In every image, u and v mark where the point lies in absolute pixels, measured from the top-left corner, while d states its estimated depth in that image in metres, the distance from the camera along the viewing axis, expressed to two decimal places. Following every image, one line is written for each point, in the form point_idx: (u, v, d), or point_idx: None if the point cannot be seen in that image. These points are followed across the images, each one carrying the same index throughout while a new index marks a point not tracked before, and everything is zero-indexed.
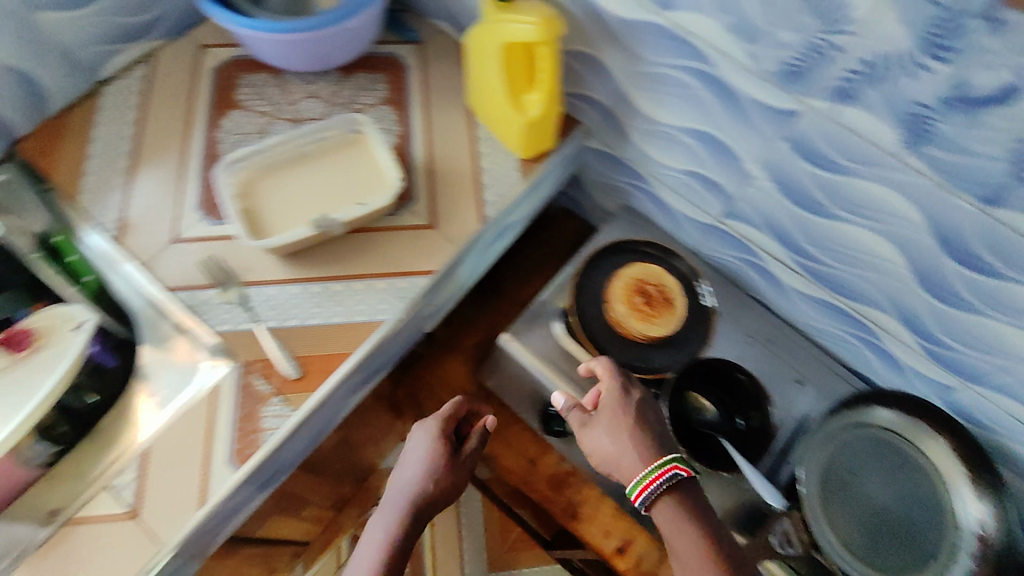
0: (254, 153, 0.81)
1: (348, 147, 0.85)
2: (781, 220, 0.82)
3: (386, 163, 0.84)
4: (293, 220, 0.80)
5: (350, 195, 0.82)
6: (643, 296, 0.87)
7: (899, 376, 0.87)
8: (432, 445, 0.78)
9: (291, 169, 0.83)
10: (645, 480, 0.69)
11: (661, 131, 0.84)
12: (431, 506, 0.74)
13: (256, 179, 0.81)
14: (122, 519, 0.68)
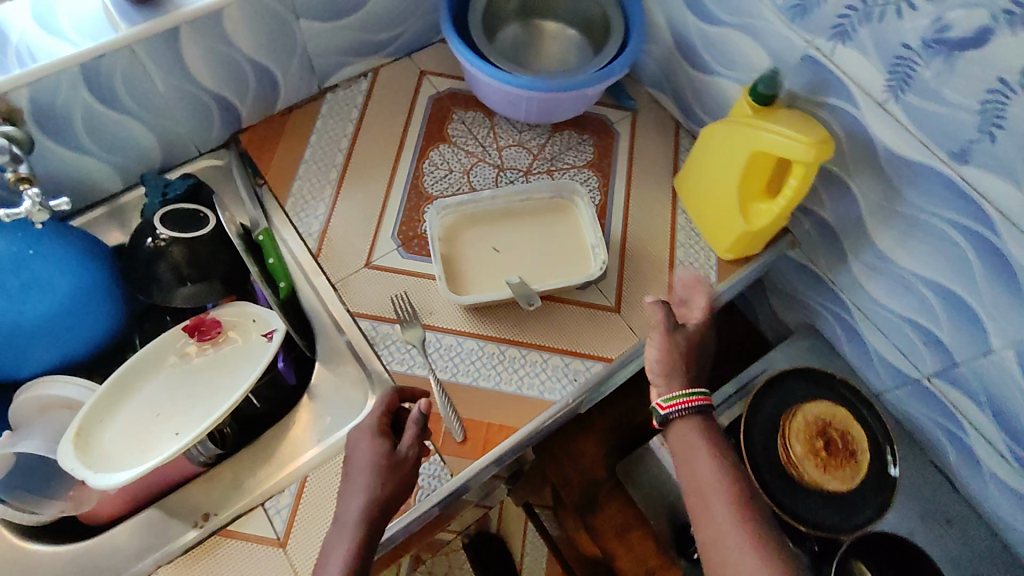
0: (467, 202, 0.84)
1: (557, 215, 0.86)
2: (1013, 407, 0.71)
3: (591, 244, 0.83)
4: (489, 275, 0.80)
5: (547, 268, 0.81)
6: (825, 441, 0.81)
7: None
8: (370, 459, 0.64)
9: (499, 224, 0.84)
10: (678, 396, 0.65)
11: (893, 273, 0.77)
12: (375, 532, 0.62)
13: (464, 226, 0.83)
14: (270, 544, 0.68)
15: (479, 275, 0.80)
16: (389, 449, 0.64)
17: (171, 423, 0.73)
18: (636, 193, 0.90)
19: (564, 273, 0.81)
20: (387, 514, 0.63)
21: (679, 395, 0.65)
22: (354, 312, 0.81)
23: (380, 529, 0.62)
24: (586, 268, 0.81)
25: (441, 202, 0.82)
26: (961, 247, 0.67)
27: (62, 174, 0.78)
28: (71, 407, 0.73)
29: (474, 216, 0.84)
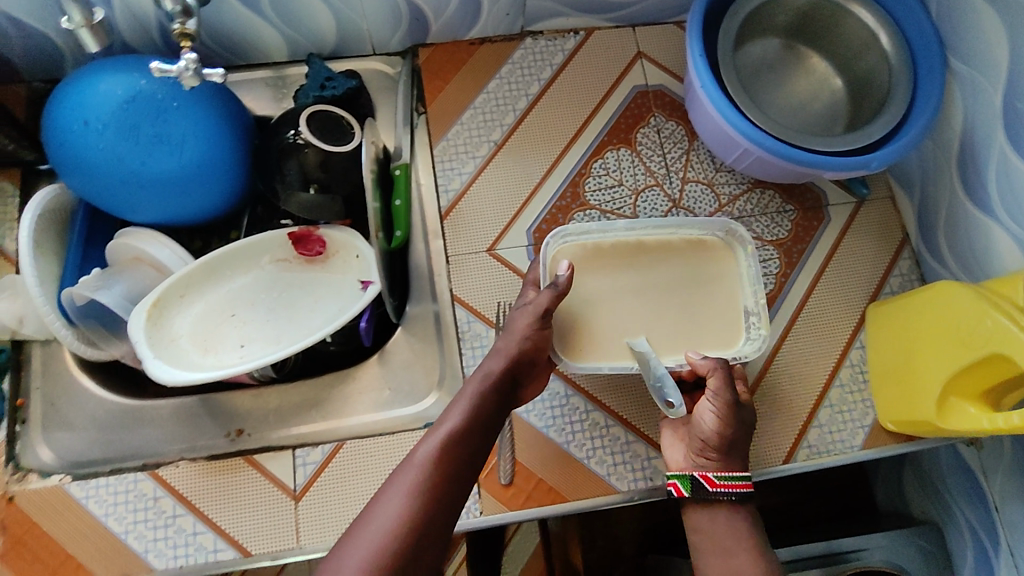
0: (591, 232, 0.71)
1: (706, 253, 0.72)
2: None
3: (747, 310, 0.70)
4: (602, 322, 0.69)
5: (681, 329, 0.69)
6: None
7: None
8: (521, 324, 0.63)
9: (629, 264, 0.71)
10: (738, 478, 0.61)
11: None
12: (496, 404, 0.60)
13: (584, 262, 0.71)
14: (283, 492, 0.65)
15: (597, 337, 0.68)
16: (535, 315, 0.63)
17: (240, 331, 0.70)
18: (816, 299, 0.75)
19: (700, 339, 0.68)
20: (511, 386, 0.62)
21: (725, 476, 0.61)
22: (456, 296, 0.74)
23: (506, 398, 0.61)
24: (730, 344, 0.68)
25: (561, 228, 0.71)
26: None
27: (234, 27, 0.73)
28: (157, 268, 0.71)
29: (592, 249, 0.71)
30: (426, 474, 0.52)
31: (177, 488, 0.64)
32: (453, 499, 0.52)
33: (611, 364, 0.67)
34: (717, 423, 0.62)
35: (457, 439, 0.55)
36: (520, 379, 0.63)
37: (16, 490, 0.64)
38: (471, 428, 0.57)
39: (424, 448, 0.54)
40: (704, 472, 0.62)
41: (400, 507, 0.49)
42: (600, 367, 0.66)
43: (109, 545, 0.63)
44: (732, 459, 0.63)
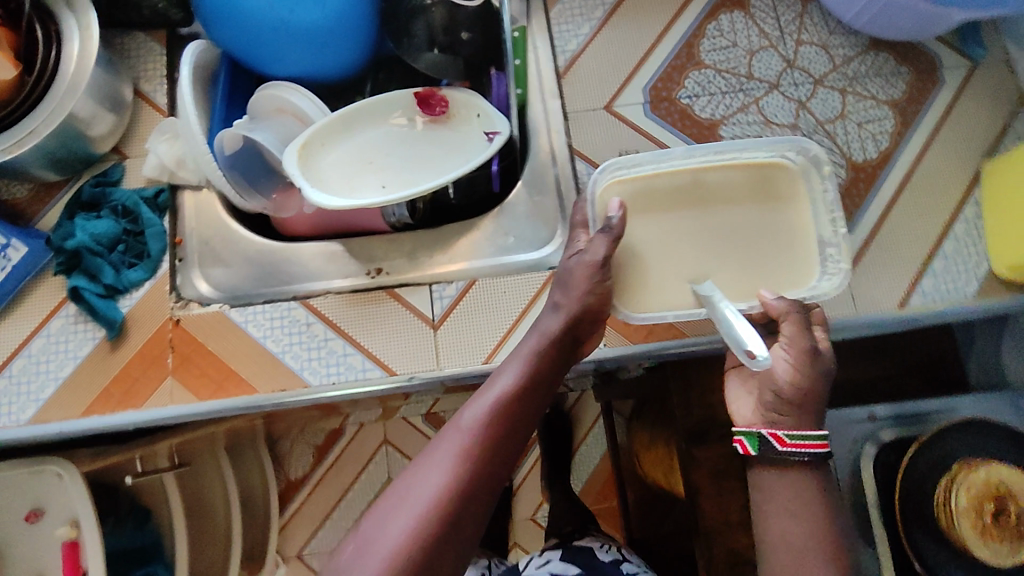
0: (646, 173, 0.67)
1: (779, 184, 0.67)
2: None
3: (824, 241, 0.66)
4: (666, 266, 0.66)
5: (752, 269, 0.66)
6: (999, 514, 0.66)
7: None
8: (580, 282, 0.62)
9: (684, 204, 0.67)
10: (814, 439, 0.54)
11: None
12: (546, 373, 0.59)
13: (637, 202, 0.67)
14: (423, 322, 0.70)
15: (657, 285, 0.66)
16: (594, 267, 0.62)
17: (379, 177, 0.74)
18: (930, 157, 0.76)
19: (765, 274, 0.66)
20: (568, 349, 0.62)
21: (797, 436, 0.54)
22: (574, 150, 0.77)
23: (560, 361, 0.61)
24: (805, 277, 0.65)
25: (613, 164, 0.67)
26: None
27: None
28: (299, 119, 0.76)
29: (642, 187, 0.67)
30: (470, 439, 0.52)
31: (327, 315, 0.69)
32: (501, 463, 0.53)
33: (678, 311, 0.64)
34: (790, 373, 0.56)
35: (503, 406, 0.55)
36: (577, 345, 0.63)
37: (181, 314, 0.69)
38: (519, 394, 0.57)
39: (467, 414, 0.54)
40: (774, 431, 0.55)
41: (443, 469, 0.50)
42: (668, 316, 0.64)
43: (268, 363, 0.68)
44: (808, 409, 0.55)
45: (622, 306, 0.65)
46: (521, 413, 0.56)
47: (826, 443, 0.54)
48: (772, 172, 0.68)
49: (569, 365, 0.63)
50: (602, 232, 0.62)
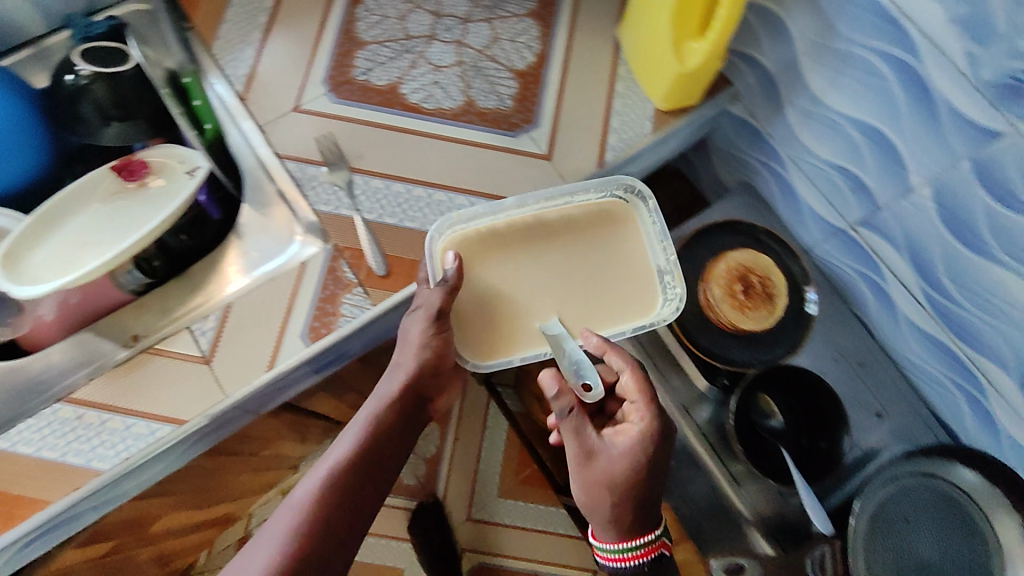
0: (487, 216, 0.78)
1: (605, 223, 0.80)
2: (928, 246, 0.74)
3: (661, 270, 0.79)
4: (511, 309, 0.77)
5: (598, 308, 0.78)
6: (744, 286, 0.83)
7: (989, 439, 0.78)
8: (415, 339, 0.71)
9: (529, 258, 0.79)
10: (623, 554, 0.68)
11: (825, 117, 0.77)
12: (388, 431, 0.68)
13: (471, 252, 0.77)
14: (195, 361, 0.71)
15: (521, 326, 0.77)
16: (430, 314, 0.70)
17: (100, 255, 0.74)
18: (577, 42, 0.88)
19: (606, 317, 0.78)
20: (411, 407, 0.71)
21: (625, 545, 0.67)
22: (281, 156, 0.80)
23: (403, 418, 0.70)
24: (650, 307, 0.79)
25: (446, 220, 0.76)
26: (891, 84, 0.68)
27: None
28: None
29: (482, 243, 0.78)
30: (305, 512, 0.59)
31: (94, 399, 0.69)
32: (338, 526, 0.60)
33: (523, 354, 0.75)
34: (618, 457, 0.65)
35: (342, 474, 0.63)
36: (421, 398, 0.72)
37: None
38: (361, 458, 0.65)
39: (302, 490, 0.61)
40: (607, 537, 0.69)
41: (277, 545, 0.56)
42: (513, 359, 0.75)
43: (54, 470, 0.66)
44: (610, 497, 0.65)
45: (474, 355, 0.75)
46: (360, 474, 0.64)
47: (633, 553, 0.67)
48: (609, 210, 0.81)
49: (416, 421, 0.72)
50: (439, 284, 0.72)
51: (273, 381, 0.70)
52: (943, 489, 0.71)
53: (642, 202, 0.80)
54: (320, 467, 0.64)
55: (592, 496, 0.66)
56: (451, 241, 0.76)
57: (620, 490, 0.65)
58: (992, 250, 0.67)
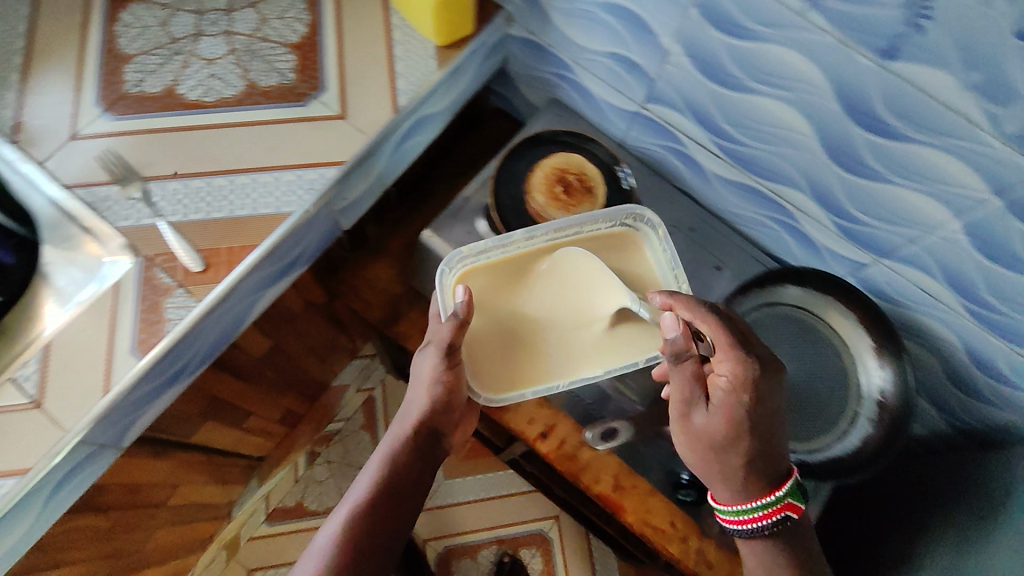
0: (495, 248, 0.81)
1: (621, 246, 0.83)
2: (701, 100, 0.80)
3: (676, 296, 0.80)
4: (545, 351, 0.79)
5: (632, 338, 0.79)
6: (564, 186, 0.87)
7: (815, 258, 0.90)
8: (427, 375, 0.74)
9: (547, 291, 0.81)
10: (753, 513, 0.68)
11: (581, 11, 0.81)
12: (407, 464, 0.72)
13: (480, 290, 0.80)
14: (27, 408, 0.68)
15: (526, 361, 0.79)
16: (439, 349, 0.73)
17: None
18: (345, 3, 0.88)
19: (637, 344, 0.79)
20: (427, 438, 0.75)
21: (744, 511, 0.69)
22: (69, 186, 0.77)
23: (421, 451, 0.74)
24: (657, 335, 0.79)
25: (457, 255, 0.80)
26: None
27: None
28: None
29: (546, 283, 0.81)
30: (331, 553, 0.64)
31: None
32: (366, 563, 0.64)
33: (532, 389, 0.78)
34: (722, 419, 0.67)
35: (365, 512, 0.67)
36: (437, 430, 0.76)
37: None
38: (381, 493, 0.69)
39: (326, 534, 0.66)
40: (731, 507, 0.70)
41: None
42: (526, 393, 0.78)
43: None
44: (712, 449, 0.68)
45: (484, 389, 0.78)
46: (382, 511, 0.68)
47: (756, 517, 0.68)
48: (622, 237, 0.84)
49: (437, 452, 0.76)
50: (449, 318, 0.73)
51: (114, 404, 0.68)
52: (789, 313, 0.84)
53: (642, 223, 0.83)
54: (342, 508, 0.68)
55: (700, 454, 0.70)
56: (462, 278, 0.80)
57: (720, 447, 0.68)
58: (744, 82, 0.73)
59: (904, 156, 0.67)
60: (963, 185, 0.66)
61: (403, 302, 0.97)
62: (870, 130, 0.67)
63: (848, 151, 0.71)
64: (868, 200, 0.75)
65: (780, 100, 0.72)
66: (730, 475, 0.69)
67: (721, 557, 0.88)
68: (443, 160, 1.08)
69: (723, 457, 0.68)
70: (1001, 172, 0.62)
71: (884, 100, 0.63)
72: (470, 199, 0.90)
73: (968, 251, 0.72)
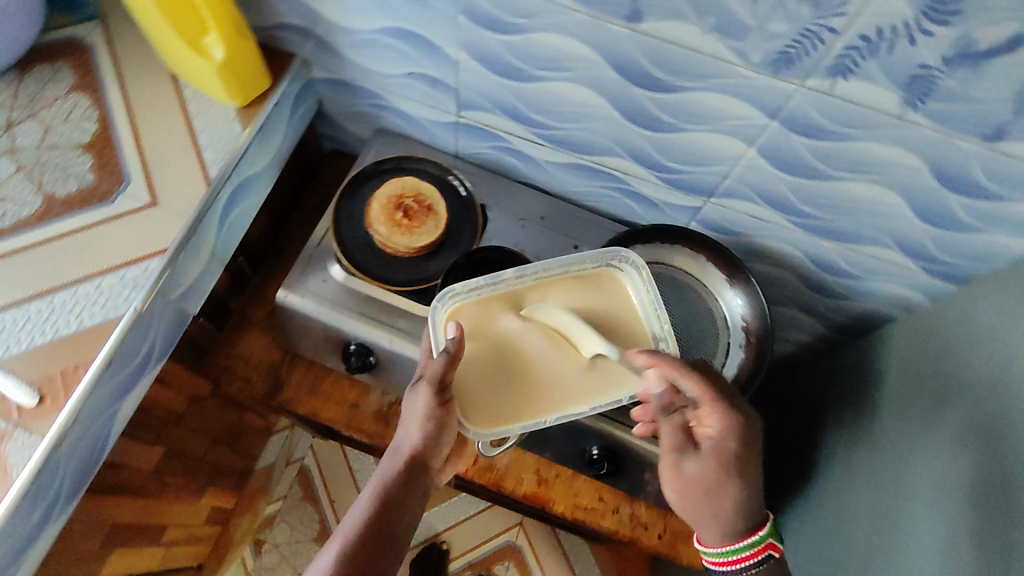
0: (487, 284, 0.75)
1: (606, 290, 0.76)
2: (503, 97, 0.82)
3: (658, 337, 0.74)
4: (522, 390, 0.71)
5: (609, 377, 0.72)
6: (401, 211, 0.86)
7: (658, 213, 0.95)
8: (421, 410, 0.68)
9: (537, 333, 0.73)
10: (736, 554, 0.70)
11: (367, 42, 0.82)
12: (397, 501, 0.67)
13: (472, 326, 0.73)
14: None
15: (500, 401, 0.71)
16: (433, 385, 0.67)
17: None
18: (131, 89, 0.85)
19: (614, 380, 0.72)
20: (417, 475, 0.70)
21: (734, 551, 0.70)
22: None
23: (413, 488, 0.69)
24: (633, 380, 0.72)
25: (448, 291, 0.73)
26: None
27: None
28: None
29: (530, 324, 0.73)
30: None
31: None
32: None
33: (524, 424, 0.70)
34: (706, 467, 0.69)
35: (351, 555, 0.62)
36: (424, 468, 0.71)
37: None
38: (370, 531, 0.64)
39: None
40: (719, 547, 0.71)
41: None
42: (516, 428, 0.70)
43: None
44: (697, 495, 0.71)
45: (473, 423, 0.70)
46: (372, 551, 0.63)
47: (743, 557, 0.69)
48: (605, 275, 0.77)
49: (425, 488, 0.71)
50: (441, 352, 0.67)
51: None
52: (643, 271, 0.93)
53: (626, 265, 0.77)
54: (329, 549, 0.63)
55: (690, 500, 0.72)
56: (454, 313, 0.73)
57: (710, 492, 0.70)
58: (531, 71, 0.76)
59: (687, 103, 0.72)
60: (742, 116, 0.71)
61: (283, 368, 0.94)
62: (650, 88, 0.72)
63: (641, 111, 0.76)
64: (676, 148, 0.80)
65: (568, 80, 0.75)
66: (718, 523, 0.70)
67: (652, 515, 0.92)
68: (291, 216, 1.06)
69: (712, 508, 0.70)
70: (765, 97, 0.67)
71: (650, 58, 0.68)
72: (316, 250, 0.88)
73: (771, 172, 0.78)
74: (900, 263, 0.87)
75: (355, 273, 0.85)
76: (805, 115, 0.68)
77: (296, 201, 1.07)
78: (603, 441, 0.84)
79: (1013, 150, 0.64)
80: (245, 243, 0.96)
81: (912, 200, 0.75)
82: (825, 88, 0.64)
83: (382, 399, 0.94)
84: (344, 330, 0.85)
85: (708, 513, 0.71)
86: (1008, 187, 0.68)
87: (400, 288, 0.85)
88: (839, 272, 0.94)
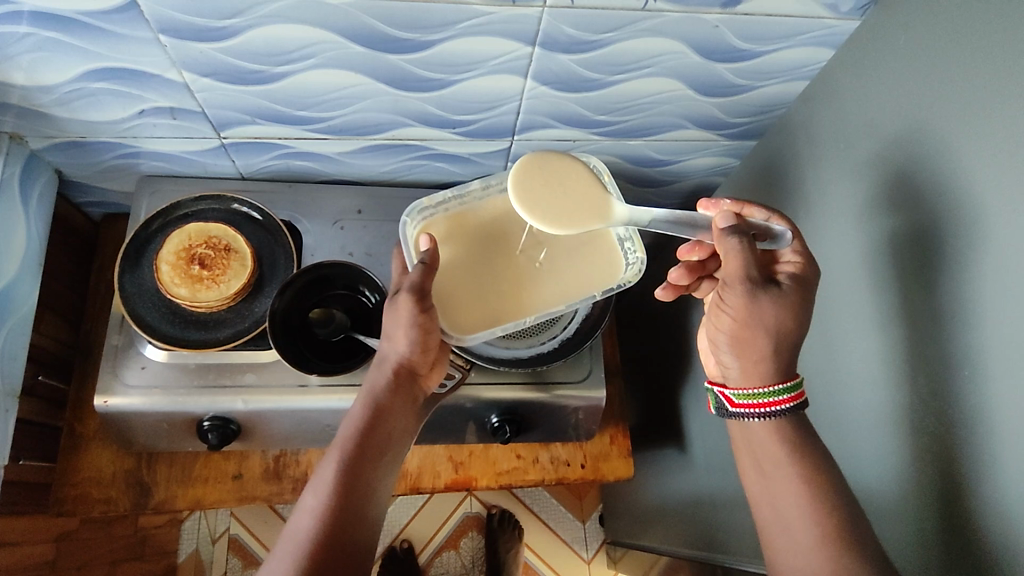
0: (455, 198, 0.75)
1: None
2: (258, 105, 0.73)
3: (622, 237, 0.74)
4: (506, 296, 0.71)
5: (591, 258, 0.74)
6: (197, 262, 0.76)
7: (472, 165, 0.92)
8: (402, 326, 0.65)
9: (552, 191, 0.66)
10: (768, 399, 0.61)
11: (74, 94, 0.69)
12: (387, 413, 0.65)
13: (448, 235, 0.74)
14: None
15: (480, 308, 0.71)
16: (413, 297, 0.63)
17: None
18: None
19: (591, 273, 0.74)
20: (408, 387, 0.68)
21: (778, 392, 0.61)
22: None
23: (403, 399, 0.67)
24: (611, 272, 0.73)
25: (415, 206, 0.73)
26: (46, 33, 0.60)
27: None
28: None
29: (533, 188, 0.65)
30: (320, 517, 0.57)
31: None
32: (360, 516, 0.58)
33: (505, 325, 0.69)
34: (786, 310, 0.61)
35: (347, 471, 0.60)
36: (412, 375, 0.68)
37: None
38: (364, 445, 0.62)
39: (310, 501, 0.58)
40: (752, 391, 0.62)
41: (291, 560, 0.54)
42: (497, 331, 0.69)
43: None
44: (763, 331, 0.60)
45: (455, 329, 0.69)
46: (368, 461, 0.61)
47: (773, 401, 0.61)
48: None
49: (417, 396, 0.69)
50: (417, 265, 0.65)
51: None
52: None
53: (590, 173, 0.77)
54: (325, 465, 0.61)
55: (757, 349, 0.61)
56: (425, 228, 0.74)
57: (785, 331, 0.60)
58: (270, 70, 0.67)
59: (445, 55, 0.67)
60: (505, 51, 0.68)
61: (143, 471, 0.85)
62: (404, 51, 0.66)
63: (407, 76, 0.70)
64: (459, 100, 0.76)
65: (317, 68, 0.68)
66: (777, 363, 0.61)
67: (570, 451, 0.95)
68: (83, 307, 0.92)
69: (779, 341, 0.60)
70: (516, 28, 0.64)
71: (385, 22, 0.62)
72: (121, 340, 0.78)
73: (556, 94, 0.76)
74: (702, 137, 0.90)
75: (177, 349, 0.76)
76: (561, 33, 0.66)
77: (84, 289, 0.93)
78: (500, 407, 0.85)
79: (752, 10, 0.65)
80: (43, 360, 0.83)
81: (688, 80, 0.76)
82: (566, 3, 0.61)
83: (264, 456, 0.88)
84: (189, 411, 0.77)
85: (771, 348, 0.60)
86: (763, 43, 0.71)
87: (233, 343, 0.76)
88: (656, 162, 0.96)
